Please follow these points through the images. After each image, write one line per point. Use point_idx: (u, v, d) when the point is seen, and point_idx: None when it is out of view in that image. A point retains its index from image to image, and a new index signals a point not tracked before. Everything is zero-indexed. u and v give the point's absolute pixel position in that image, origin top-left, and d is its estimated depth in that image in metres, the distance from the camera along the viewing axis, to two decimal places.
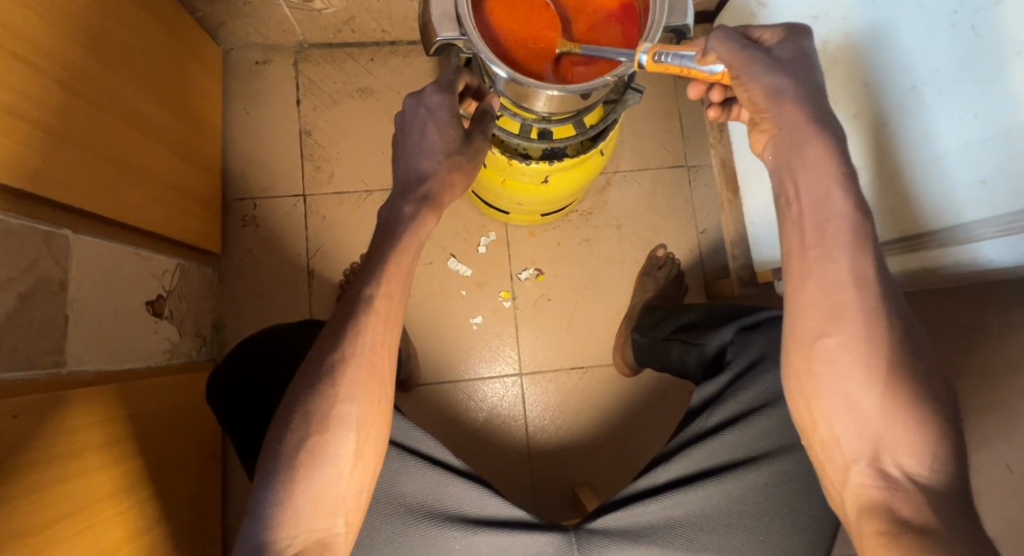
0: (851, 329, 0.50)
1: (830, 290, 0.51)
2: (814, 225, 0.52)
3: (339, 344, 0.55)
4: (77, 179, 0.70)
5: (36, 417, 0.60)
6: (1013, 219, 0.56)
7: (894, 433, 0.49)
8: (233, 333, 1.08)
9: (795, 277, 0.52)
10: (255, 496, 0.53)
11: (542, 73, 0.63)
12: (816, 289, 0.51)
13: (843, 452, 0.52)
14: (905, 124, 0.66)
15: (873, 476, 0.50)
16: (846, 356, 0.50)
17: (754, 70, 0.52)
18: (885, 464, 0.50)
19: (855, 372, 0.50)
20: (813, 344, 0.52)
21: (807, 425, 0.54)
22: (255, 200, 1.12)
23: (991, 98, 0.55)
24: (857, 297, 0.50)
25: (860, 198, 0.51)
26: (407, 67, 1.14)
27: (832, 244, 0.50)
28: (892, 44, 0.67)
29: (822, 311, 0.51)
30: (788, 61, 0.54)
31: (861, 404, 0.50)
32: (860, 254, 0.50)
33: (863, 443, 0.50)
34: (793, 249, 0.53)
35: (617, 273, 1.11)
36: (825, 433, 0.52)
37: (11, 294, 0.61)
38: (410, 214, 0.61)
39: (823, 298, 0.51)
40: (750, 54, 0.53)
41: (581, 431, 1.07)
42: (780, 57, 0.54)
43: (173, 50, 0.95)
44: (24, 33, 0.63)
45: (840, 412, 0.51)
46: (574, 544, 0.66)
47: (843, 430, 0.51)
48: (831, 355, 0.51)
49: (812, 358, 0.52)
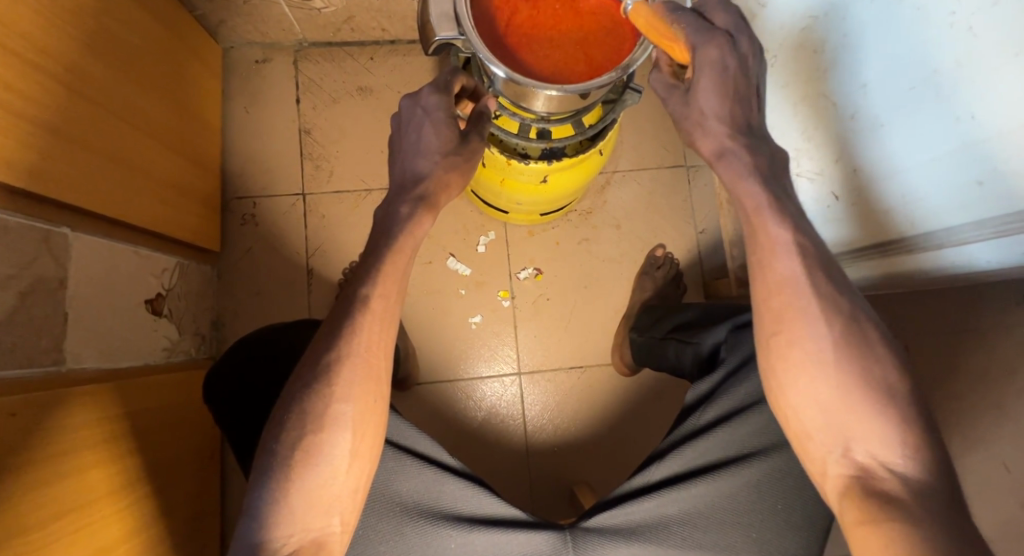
0: (795, 323, 0.52)
1: (771, 287, 0.53)
2: (757, 228, 0.53)
3: (334, 344, 0.56)
4: (76, 177, 0.71)
5: (38, 414, 0.61)
6: (1008, 221, 0.56)
7: (867, 430, 0.49)
8: (232, 332, 1.08)
9: (792, 283, 0.52)
10: (250, 495, 0.53)
11: (540, 46, 0.63)
12: (764, 286, 0.53)
13: (817, 444, 0.52)
14: (902, 124, 0.66)
15: (849, 466, 0.51)
16: (795, 352, 0.52)
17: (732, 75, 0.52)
18: (856, 453, 0.50)
19: (828, 376, 0.51)
20: (768, 339, 0.54)
21: (783, 418, 0.54)
22: (254, 198, 1.12)
23: (986, 98, 0.55)
24: (795, 295, 0.52)
25: (797, 204, 0.54)
26: (407, 65, 1.15)
27: (773, 246, 0.53)
28: (889, 44, 0.66)
29: (773, 309, 0.53)
30: (736, 66, 0.53)
31: (827, 394, 0.51)
32: (804, 251, 0.52)
33: (834, 433, 0.51)
34: (765, 257, 0.53)
35: (616, 273, 1.11)
36: (796, 422, 0.53)
37: (10, 293, 0.61)
38: (405, 214, 0.61)
39: (771, 295, 0.53)
40: (670, 95, 0.57)
41: (578, 429, 1.07)
42: (741, 53, 0.53)
43: (172, 46, 0.95)
44: (26, 32, 0.63)
45: (807, 401, 0.52)
46: (570, 543, 0.66)
47: (815, 423, 0.52)
48: (788, 348, 0.52)
49: (770, 354, 0.54)
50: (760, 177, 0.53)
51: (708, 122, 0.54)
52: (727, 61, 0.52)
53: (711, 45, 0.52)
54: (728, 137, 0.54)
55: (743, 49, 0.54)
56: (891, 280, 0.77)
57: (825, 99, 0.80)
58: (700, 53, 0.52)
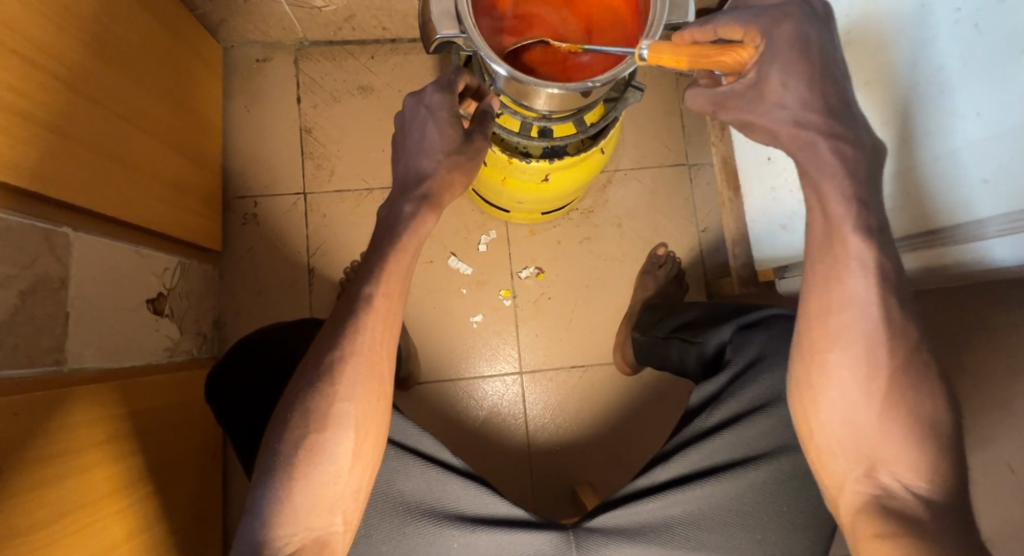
0: (832, 342, 0.51)
1: (834, 305, 0.50)
2: (836, 236, 0.49)
3: (338, 342, 0.55)
4: (79, 177, 0.71)
5: (40, 413, 0.60)
6: (1015, 218, 0.56)
7: (877, 435, 0.50)
8: (233, 331, 1.08)
9: (818, 285, 0.51)
10: (254, 494, 0.53)
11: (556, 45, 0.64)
12: (825, 302, 0.50)
13: (840, 463, 0.52)
14: (908, 122, 0.67)
15: (869, 485, 0.51)
16: (818, 361, 0.52)
17: (818, 49, 0.48)
18: (881, 475, 0.50)
19: (844, 382, 0.50)
20: (807, 355, 0.53)
21: (805, 433, 0.55)
22: (255, 198, 1.12)
23: (996, 98, 0.55)
24: (862, 315, 0.49)
25: None
26: (408, 64, 1.14)
27: (848, 261, 0.49)
28: (901, 43, 0.67)
29: (829, 327, 0.51)
30: (817, 34, 0.48)
31: (857, 411, 0.50)
32: (883, 272, 0.48)
33: (858, 453, 0.51)
34: (812, 258, 0.51)
35: (618, 272, 1.11)
36: (820, 440, 0.53)
37: (12, 292, 0.61)
38: (409, 213, 0.60)
39: (829, 314, 0.50)
40: (727, 93, 0.50)
41: (579, 428, 1.07)
42: (820, 14, 0.49)
43: (174, 46, 0.95)
44: (28, 33, 0.63)
45: (837, 422, 0.51)
46: (573, 543, 0.66)
47: (836, 441, 0.52)
48: (829, 369, 0.51)
49: (810, 368, 0.53)
50: (854, 179, 0.47)
51: (791, 109, 0.48)
52: (808, 33, 0.48)
53: (785, 22, 0.48)
54: None
55: (822, 9, 0.50)
56: None
57: None
58: (774, 34, 0.48)
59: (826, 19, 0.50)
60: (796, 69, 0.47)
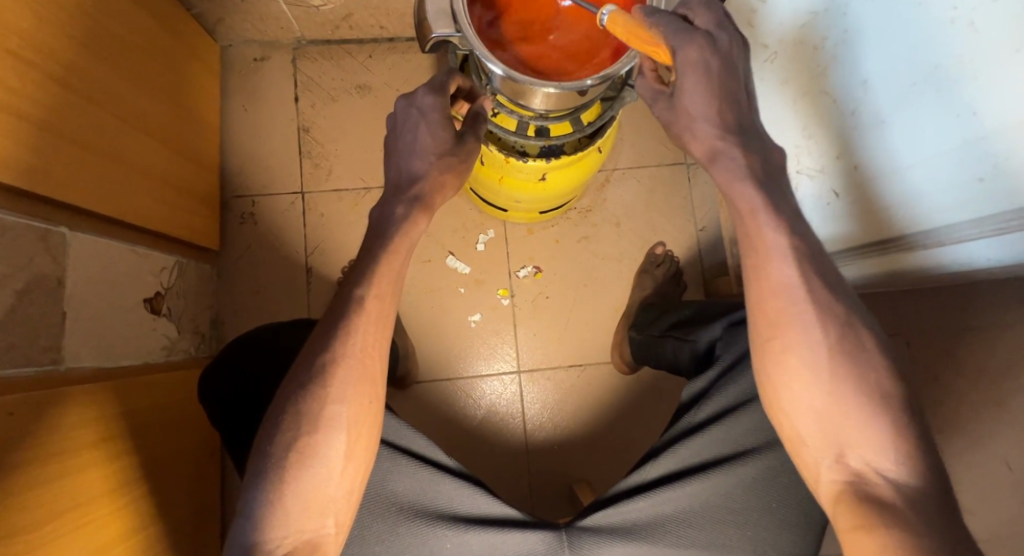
0: (791, 329, 0.50)
1: (766, 294, 0.51)
2: (752, 229, 0.51)
3: (330, 344, 0.55)
4: (75, 177, 0.71)
5: (36, 413, 0.60)
6: (1008, 219, 0.56)
7: (858, 429, 0.49)
8: (231, 330, 1.08)
9: (752, 286, 0.52)
10: (245, 497, 0.53)
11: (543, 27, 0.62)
12: (807, 303, 0.50)
13: (811, 451, 0.51)
14: (900, 121, 0.66)
15: (843, 472, 0.50)
16: (788, 355, 0.51)
17: (719, 72, 0.50)
18: (851, 459, 0.50)
19: (807, 370, 0.50)
20: (762, 345, 0.52)
21: (777, 422, 0.54)
22: (253, 197, 1.12)
23: (988, 96, 0.54)
24: (788, 301, 0.50)
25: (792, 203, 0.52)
26: (406, 63, 1.14)
27: (768, 250, 0.50)
28: (889, 40, 0.65)
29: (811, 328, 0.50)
30: (720, 64, 0.50)
31: (827, 399, 0.50)
32: (800, 253, 0.50)
33: (829, 439, 0.50)
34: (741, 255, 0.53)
35: (616, 271, 1.11)
36: (791, 429, 0.53)
37: (9, 292, 0.61)
38: (401, 215, 0.60)
39: (764, 301, 0.51)
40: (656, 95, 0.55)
41: (578, 427, 1.07)
42: (722, 48, 0.50)
43: (170, 45, 0.95)
44: (25, 33, 0.63)
45: (804, 410, 0.51)
46: (565, 543, 0.66)
47: (809, 430, 0.51)
48: (782, 354, 0.51)
49: (765, 357, 0.53)
50: (755, 178, 0.50)
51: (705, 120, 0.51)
52: (710, 60, 0.49)
53: (693, 44, 0.49)
54: (718, 138, 0.51)
55: (724, 45, 0.51)
56: (883, 276, 0.77)
57: (825, 95, 0.80)
58: (684, 54, 0.49)
59: (728, 55, 0.51)
60: (706, 85, 0.50)
